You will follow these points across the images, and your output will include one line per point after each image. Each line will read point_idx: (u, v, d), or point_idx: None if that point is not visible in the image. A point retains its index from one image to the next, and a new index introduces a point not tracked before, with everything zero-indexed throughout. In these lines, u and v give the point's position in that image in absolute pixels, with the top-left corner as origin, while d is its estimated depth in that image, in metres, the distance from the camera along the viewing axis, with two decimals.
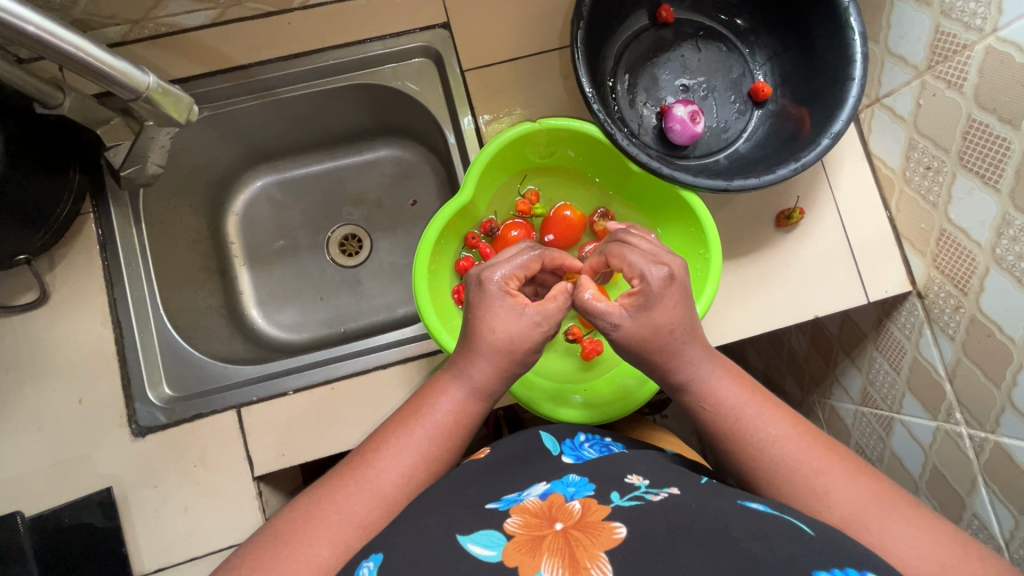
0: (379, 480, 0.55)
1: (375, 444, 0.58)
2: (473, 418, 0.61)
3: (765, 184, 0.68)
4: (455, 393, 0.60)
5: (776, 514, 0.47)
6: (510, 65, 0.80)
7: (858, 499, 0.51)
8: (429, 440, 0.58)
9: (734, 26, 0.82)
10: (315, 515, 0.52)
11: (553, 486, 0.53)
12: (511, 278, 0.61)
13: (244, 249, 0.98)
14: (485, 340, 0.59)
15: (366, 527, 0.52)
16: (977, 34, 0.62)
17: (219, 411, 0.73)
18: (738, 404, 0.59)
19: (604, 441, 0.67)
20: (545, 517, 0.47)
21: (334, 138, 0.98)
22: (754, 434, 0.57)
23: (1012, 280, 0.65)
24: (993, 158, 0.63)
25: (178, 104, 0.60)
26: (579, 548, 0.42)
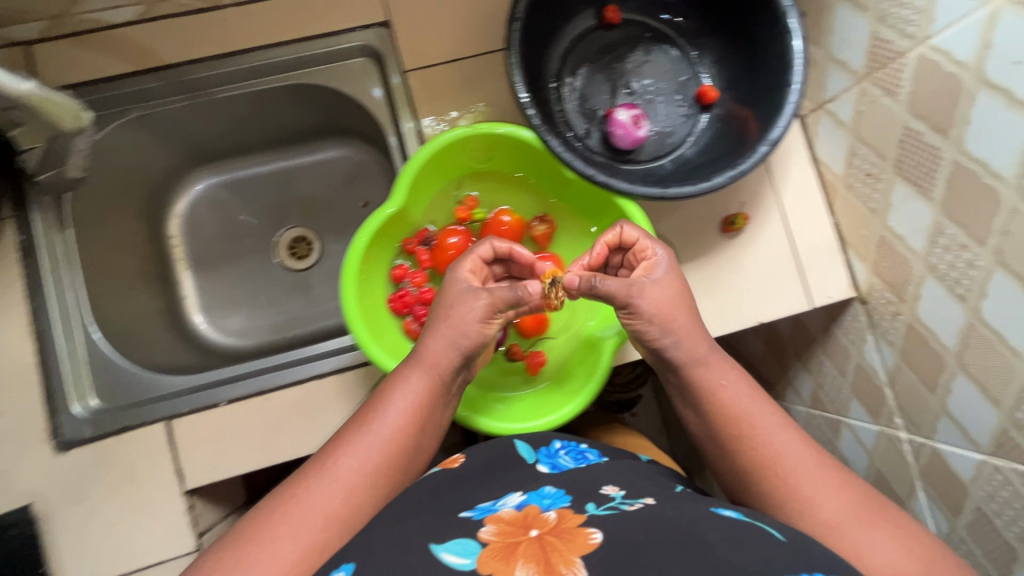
0: (339, 471, 0.54)
1: (337, 439, 0.58)
2: (434, 403, 0.61)
3: (702, 191, 0.68)
4: (409, 380, 0.61)
5: (748, 522, 0.47)
6: (451, 66, 0.78)
7: (844, 510, 0.52)
8: (390, 428, 0.58)
9: (680, 28, 0.81)
10: (277, 511, 0.51)
11: (529, 498, 0.50)
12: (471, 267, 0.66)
13: (187, 253, 0.95)
14: (439, 319, 0.62)
15: (331, 519, 0.51)
16: (910, 41, 0.61)
17: (149, 423, 0.71)
18: (740, 404, 0.60)
19: (581, 449, 0.64)
20: (521, 525, 0.45)
21: (279, 138, 0.95)
22: (750, 440, 0.58)
23: (947, 289, 0.65)
24: (926, 167, 0.63)
25: (64, 111, 0.68)
26: (555, 551, 0.41)
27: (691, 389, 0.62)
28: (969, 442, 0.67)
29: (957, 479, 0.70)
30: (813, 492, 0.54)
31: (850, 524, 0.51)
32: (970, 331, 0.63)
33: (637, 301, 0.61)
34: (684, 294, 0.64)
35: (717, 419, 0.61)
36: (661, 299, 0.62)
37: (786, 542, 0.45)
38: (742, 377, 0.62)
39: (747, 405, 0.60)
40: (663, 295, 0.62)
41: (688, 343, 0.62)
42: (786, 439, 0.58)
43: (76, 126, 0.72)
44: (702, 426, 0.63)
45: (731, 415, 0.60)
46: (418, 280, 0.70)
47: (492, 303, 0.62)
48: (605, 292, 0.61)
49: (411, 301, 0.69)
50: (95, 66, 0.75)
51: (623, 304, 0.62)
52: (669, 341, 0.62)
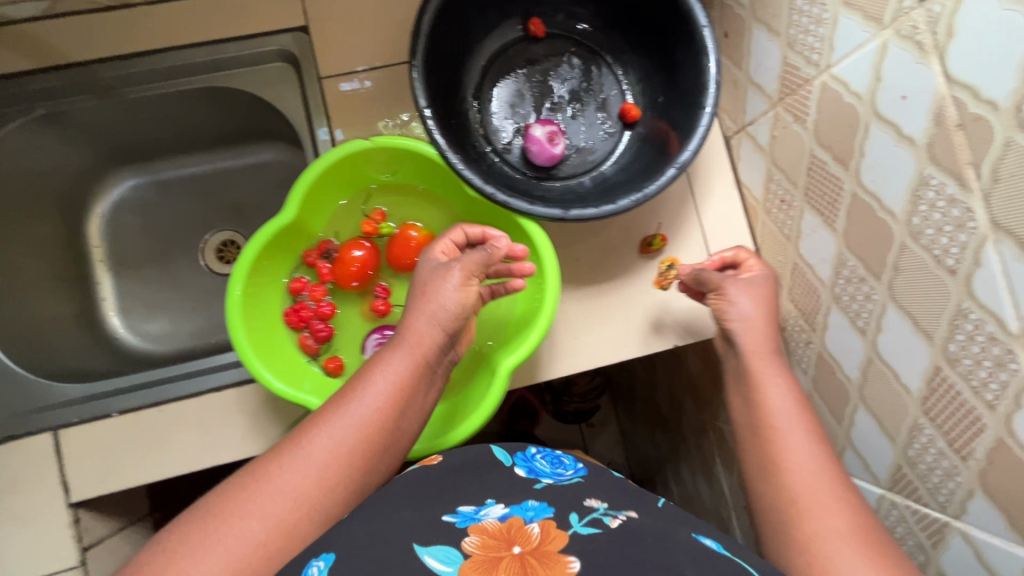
0: (315, 451, 0.52)
1: (315, 417, 0.55)
2: (417, 385, 0.59)
3: (606, 214, 0.66)
4: (394, 361, 0.58)
5: (727, 555, 0.46)
6: (368, 75, 0.76)
7: (834, 528, 0.52)
8: (371, 408, 0.55)
9: (605, 43, 0.80)
10: (248, 489, 0.49)
11: (512, 509, 0.49)
12: (447, 247, 0.65)
13: (107, 254, 0.93)
14: (418, 297, 0.62)
15: (302, 499, 0.49)
16: (814, 69, 0.60)
17: (36, 432, 0.69)
18: (776, 416, 0.63)
19: (556, 454, 0.63)
20: (503, 538, 0.44)
21: (206, 139, 0.93)
22: (776, 453, 0.60)
23: (850, 321, 0.64)
24: (830, 197, 0.62)
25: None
26: (533, 572, 0.41)
27: None
28: (872, 475, 0.67)
29: None
30: (812, 506, 0.55)
31: (838, 539, 0.52)
32: (869, 364, 0.63)
33: (727, 285, 0.69)
34: (770, 300, 0.70)
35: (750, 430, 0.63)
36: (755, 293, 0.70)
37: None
38: (791, 389, 0.65)
39: (785, 419, 0.62)
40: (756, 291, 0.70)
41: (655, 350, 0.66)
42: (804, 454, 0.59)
43: None
44: (749, 440, 0.64)
45: (770, 425, 0.62)
46: (318, 293, 0.69)
47: (465, 270, 0.62)
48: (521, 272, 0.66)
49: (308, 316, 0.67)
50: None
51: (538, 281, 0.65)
52: (740, 326, 0.68)
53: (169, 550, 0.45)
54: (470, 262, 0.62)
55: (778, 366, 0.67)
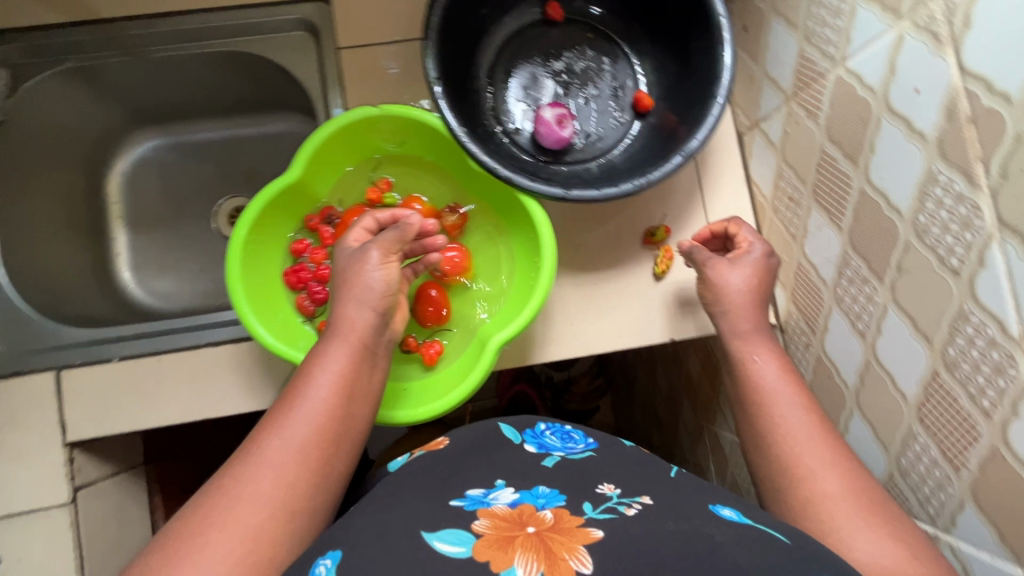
0: (268, 456, 0.51)
1: (263, 424, 0.54)
2: (361, 370, 0.59)
3: (608, 197, 0.66)
4: (332, 352, 0.58)
5: (750, 525, 0.46)
6: (385, 48, 0.77)
7: (839, 492, 0.54)
8: (319, 401, 0.55)
9: (622, 31, 0.79)
10: (206, 510, 0.47)
11: (524, 495, 0.49)
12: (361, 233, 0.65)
13: (125, 210, 0.96)
14: (340, 285, 0.62)
15: (267, 503, 0.48)
16: (830, 63, 0.59)
17: (41, 369, 0.71)
18: (767, 387, 0.63)
19: (566, 429, 0.64)
20: (516, 521, 0.45)
21: (226, 106, 0.95)
22: (770, 423, 0.61)
23: (850, 323, 0.63)
24: (838, 195, 0.61)
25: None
26: (553, 546, 0.41)
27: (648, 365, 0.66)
28: None
29: None
30: (814, 470, 0.56)
31: (841, 502, 0.53)
32: (867, 369, 0.61)
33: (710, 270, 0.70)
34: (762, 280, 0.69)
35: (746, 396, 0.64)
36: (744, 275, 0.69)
37: (789, 545, 0.44)
38: (778, 358, 0.66)
39: (779, 393, 0.62)
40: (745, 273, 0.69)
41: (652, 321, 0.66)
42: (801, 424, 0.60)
43: None
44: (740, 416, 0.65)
45: (764, 396, 0.63)
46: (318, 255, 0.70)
47: (382, 249, 0.62)
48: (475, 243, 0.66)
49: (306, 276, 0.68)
50: (35, 15, 0.76)
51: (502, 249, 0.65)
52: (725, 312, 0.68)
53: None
54: (387, 244, 0.62)
55: (762, 338, 0.68)
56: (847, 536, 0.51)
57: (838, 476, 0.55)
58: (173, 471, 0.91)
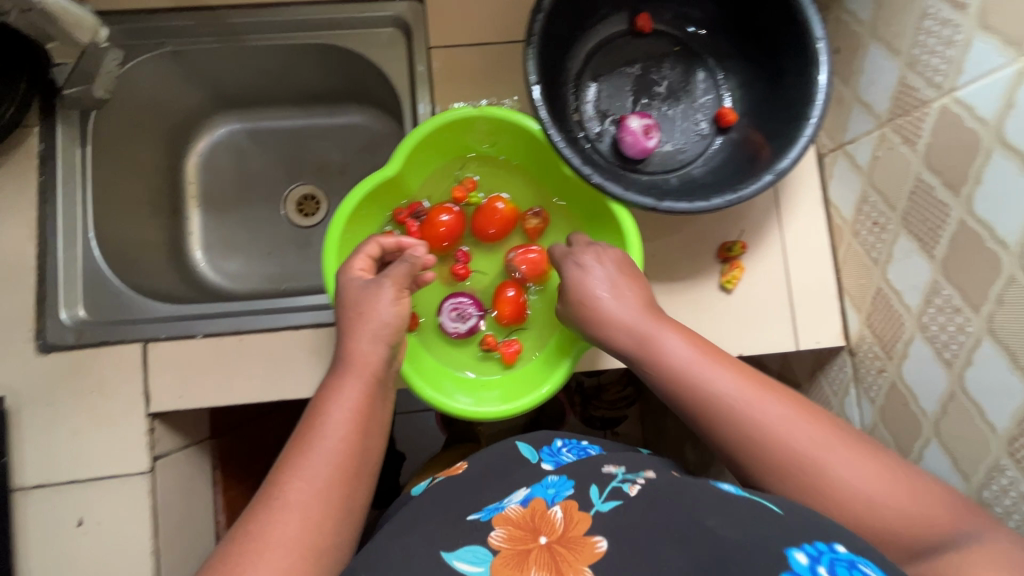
0: (292, 500, 0.49)
1: (279, 467, 0.52)
2: (373, 402, 0.58)
3: (698, 211, 0.67)
4: (345, 388, 0.57)
5: (746, 497, 0.48)
6: (474, 50, 0.79)
7: (870, 475, 0.49)
8: (336, 438, 0.53)
9: (709, 45, 0.80)
10: (236, 563, 0.45)
11: (533, 491, 0.53)
12: (365, 262, 0.64)
13: (200, 191, 0.98)
14: (352, 319, 0.60)
15: (297, 545, 0.47)
16: (936, 91, 0.59)
17: (128, 341, 0.73)
18: (683, 364, 0.57)
19: (579, 445, 0.66)
20: (528, 529, 0.47)
21: (305, 95, 0.97)
22: (712, 400, 0.55)
23: (934, 351, 0.63)
24: (933, 224, 0.61)
25: (81, 21, 0.69)
26: (564, 560, 0.43)
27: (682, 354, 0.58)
28: None
29: None
30: (837, 472, 0.49)
31: (855, 475, 0.49)
32: (951, 399, 0.61)
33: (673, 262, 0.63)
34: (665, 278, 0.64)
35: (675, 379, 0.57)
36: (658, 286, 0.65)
37: (782, 513, 0.45)
38: (683, 331, 0.61)
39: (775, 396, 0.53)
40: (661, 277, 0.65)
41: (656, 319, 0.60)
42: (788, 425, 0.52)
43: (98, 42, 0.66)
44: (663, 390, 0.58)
45: (687, 378, 0.56)
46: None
47: (395, 283, 0.61)
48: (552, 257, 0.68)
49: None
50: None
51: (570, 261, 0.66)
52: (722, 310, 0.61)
53: None
54: (394, 276, 0.62)
55: (664, 318, 0.61)
56: (886, 511, 0.47)
57: (865, 456, 0.50)
58: (232, 448, 0.93)
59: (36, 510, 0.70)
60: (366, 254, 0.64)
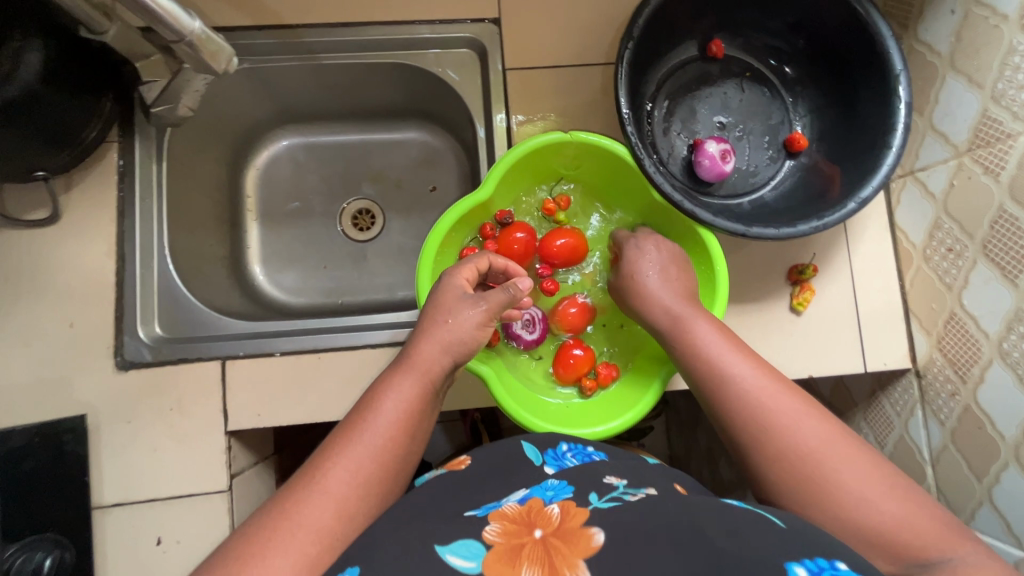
0: (330, 484, 0.48)
1: (323, 450, 0.51)
2: (422, 404, 0.57)
3: (782, 236, 0.68)
4: (401, 385, 0.57)
5: (750, 509, 0.44)
6: (551, 71, 0.80)
7: (866, 476, 0.47)
8: (382, 435, 0.52)
9: (780, 72, 0.82)
10: (262, 537, 0.43)
11: (533, 492, 0.48)
12: (469, 273, 0.67)
13: (258, 204, 0.97)
14: (434, 323, 0.62)
15: (324, 533, 0.45)
16: (1023, 125, 0.61)
17: (206, 358, 0.73)
18: (716, 355, 0.58)
19: (587, 451, 0.59)
20: (524, 523, 0.42)
21: (367, 111, 0.97)
22: (729, 385, 0.55)
23: (1014, 376, 0.64)
24: (1017, 253, 0.63)
25: (218, 53, 0.63)
26: (558, 556, 0.38)
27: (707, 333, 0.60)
28: (1012, 537, 0.65)
29: None
30: (840, 474, 0.47)
31: (842, 461, 0.48)
32: None
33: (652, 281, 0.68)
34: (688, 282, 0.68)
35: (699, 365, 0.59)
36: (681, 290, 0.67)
37: (784, 528, 0.41)
38: (721, 326, 0.61)
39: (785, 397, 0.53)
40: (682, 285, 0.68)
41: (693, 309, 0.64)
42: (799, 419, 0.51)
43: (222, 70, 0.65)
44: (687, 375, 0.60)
45: (712, 364, 0.57)
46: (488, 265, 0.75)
47: (489, 311, 0.63)
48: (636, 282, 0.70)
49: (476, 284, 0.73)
50: (224, 18, 0.80)
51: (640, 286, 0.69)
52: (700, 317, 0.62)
53: None
54: (493, 300, 0.63)
55: (701, 309, 0.64)
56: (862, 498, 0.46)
57: (865, 464, 0.48)
58: (289, 464, 0.92)
59: (114, 528, 0.69)
60: (475, 267, 0.67)
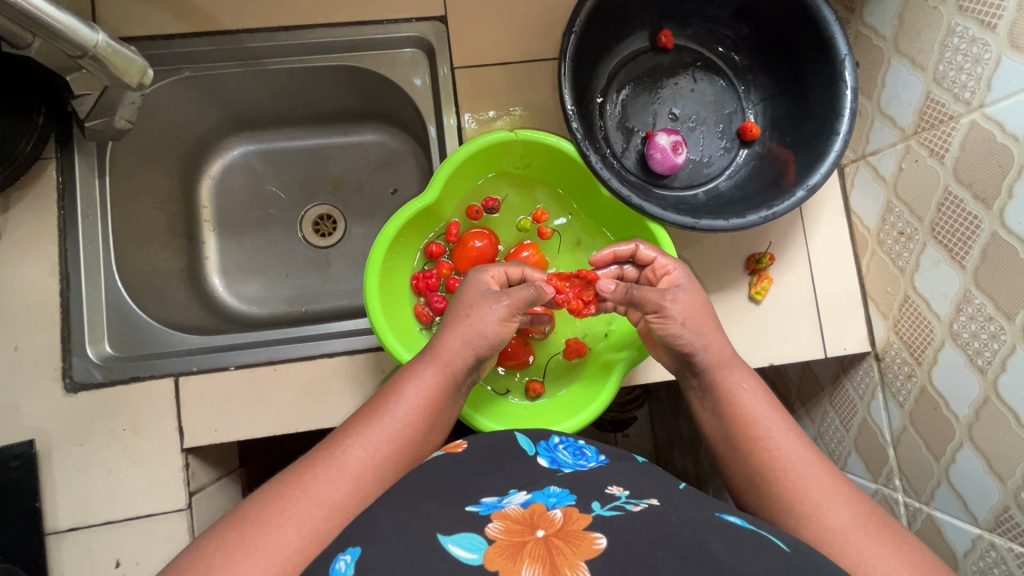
0: (348, 462, 0.51)
1: (345, 428, 0.55)
2: (443, 395, 0.59)
3: (733, 228, 0.68)
4: (422, 374, 0.59)
5: (754, 530, 0.42)
6: (500, 68, 0.79)
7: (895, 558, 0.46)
8: (399, 421, 0.55)
9: (732, 61, 0.81)
10: (281, 498, 0.46)
11: (534, 495, 0.45)
12: (497, 276, 0.68)
13: (214, 214, 0.94)
14: (457, 318, 0.63)
15: (336, 508, 0.48)
16: (964, 107, 0.61)
17: (158, 376, 0.72)
18: (754, 411, 0.59)
19: (578, 445, 0.58)
20: (527, 523, 0.41)
21: (321, 115, 0.95)
22: (761, 443, 0.56)
23: (966, 358, 0.64)
24: (963, 234, 0.63)
25: (129, 67, 0.62)
26: (560, 555, 0.37)
27: (747, 385, 0.61)
28: (969, 515, 0.66)
29: (950, 550, 0.69)
30: (866, 552, 0.47)
31: (856, 534, 0.48)
32: (985, 404, 0.63)
33: (669, 308, 0.62)
34: (708, 313, 0.64)
35: (733, 418, 0.59)
36: (692, 307, 0.63)
37: (789, 551, 0.40)
38: (762, 387, 0.61)
39: (805, 466, 0.54)
40: (692, 304, 0.64)
41: (716, 348, 0.62)
42: (822, 485, 0.52)
43: (137, 83, 0.65)
44: (716, 430, 0.61)
45: (747, 419, 0.59)
46: (445, 268, 0.76)
47: (511, 305, 0.64)
48: (640, 298, 0.63)
49: (434, 283, 0.75)
50: (161, 26, 0.78)
51: (654, 308, 0.63)
52: (698, 347, 0.62)
53: (204, 558, 0.42)
54: (516, 296, 0.64)
55: (742, 364, 0.63)
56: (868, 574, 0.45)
57: (884, 544, 0.47)
58: (258, 475, 0.91)
59: (70, 553, 0.68)
60: (505, 271, 0.68)
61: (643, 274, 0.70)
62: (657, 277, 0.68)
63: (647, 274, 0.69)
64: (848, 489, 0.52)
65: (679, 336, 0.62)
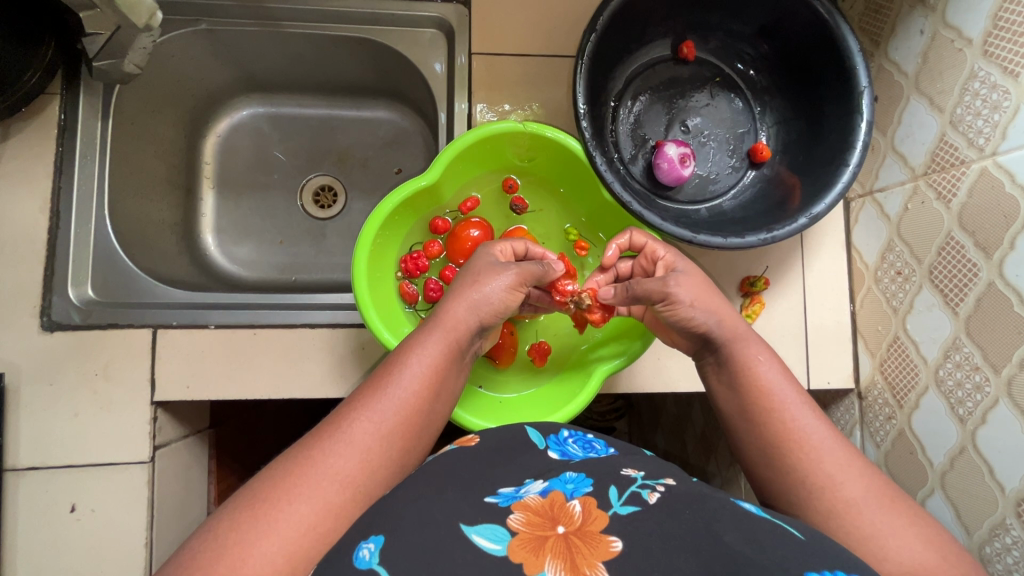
0: (356, 434, 0.49)
1: (352, 401, 0.53)
2: (449, 363, 0.58)
3: (731, 246, 0.67)
4: (428, 342, 0.58)
5: (769, 518, 0.42)
6: (517, 59, 0.78)
7: (905, 532, 0.46)
8: (406, 392, 0.54)
9: (750, 79, 0.81)
10: (292, 476, 0.46)
11: (551, 482, 0.44)
12: (506, 251, 0.67)
13: (215, 171, 0.93)
14: (465, 284, 0.63)
15: (349, 482, 0.47)
16: (976, 152, 0.60)
17: (137, 326, 0.71)
18: (772, 386, 0.56)
19: (588, 437, 0.55)
20: (548, 516, 0.40)
21: (334, 86, 0.94)
22: (777, 415, 0.54)
23: (948, 406, 0.64)
24: (960, 281, 0.62)
25: (137, 5, 0.64)
26: (579, 554, 0.37)
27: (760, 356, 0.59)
28: None
29: None
30: (876, 530, 0.47)
31: (869, 509, 0.48)
32: (960, 453, 0.62)
33: (674, 292, 0.60)
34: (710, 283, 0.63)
35: (746, 390, 0.57)
36: (698, 284, 0.61)
37: (804, 540, 0.40)
38: (778, 359, 0.59)
39: (822, 444, 0.52)
40: (698, 280, 0.62)
41: (729, 322, 0.60)
42: (834, 459, 0.51)
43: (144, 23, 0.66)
44: (730, 405, 0.58)
45: (762, 391, 0.56)
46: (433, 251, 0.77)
47: (518, 276, 0.63)
48: (643, 293, 0.61)
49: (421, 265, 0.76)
50: None
51: (660, 297, 0.61)
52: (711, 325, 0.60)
53: (218, 537, 0.41)
54: (526, 273, 0.63)
55: (753, 333, 0.61)
56: (884, 548, 0.45)
57: (900, 517, 0.47)
58: (226, 438, 0.91)
59: (26, 491, 0.68)
60: (512, 246, 0.68)
61: (637, 265, 0.69)
62: (651, 263, 0.67)
63: (641, 263, 0.68)
64: (869, 469, 0.51)
65: (692, 321, 0.60)
